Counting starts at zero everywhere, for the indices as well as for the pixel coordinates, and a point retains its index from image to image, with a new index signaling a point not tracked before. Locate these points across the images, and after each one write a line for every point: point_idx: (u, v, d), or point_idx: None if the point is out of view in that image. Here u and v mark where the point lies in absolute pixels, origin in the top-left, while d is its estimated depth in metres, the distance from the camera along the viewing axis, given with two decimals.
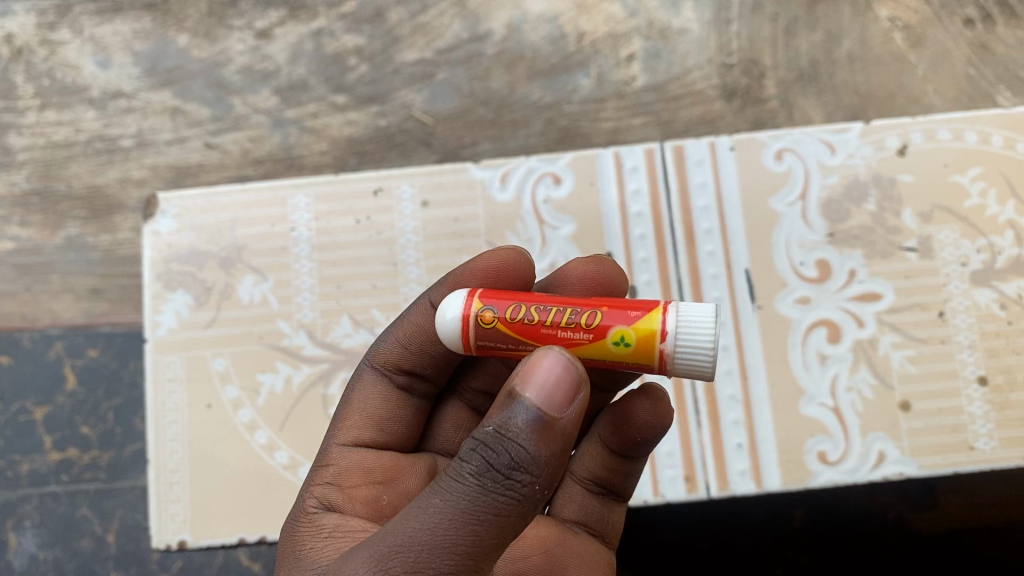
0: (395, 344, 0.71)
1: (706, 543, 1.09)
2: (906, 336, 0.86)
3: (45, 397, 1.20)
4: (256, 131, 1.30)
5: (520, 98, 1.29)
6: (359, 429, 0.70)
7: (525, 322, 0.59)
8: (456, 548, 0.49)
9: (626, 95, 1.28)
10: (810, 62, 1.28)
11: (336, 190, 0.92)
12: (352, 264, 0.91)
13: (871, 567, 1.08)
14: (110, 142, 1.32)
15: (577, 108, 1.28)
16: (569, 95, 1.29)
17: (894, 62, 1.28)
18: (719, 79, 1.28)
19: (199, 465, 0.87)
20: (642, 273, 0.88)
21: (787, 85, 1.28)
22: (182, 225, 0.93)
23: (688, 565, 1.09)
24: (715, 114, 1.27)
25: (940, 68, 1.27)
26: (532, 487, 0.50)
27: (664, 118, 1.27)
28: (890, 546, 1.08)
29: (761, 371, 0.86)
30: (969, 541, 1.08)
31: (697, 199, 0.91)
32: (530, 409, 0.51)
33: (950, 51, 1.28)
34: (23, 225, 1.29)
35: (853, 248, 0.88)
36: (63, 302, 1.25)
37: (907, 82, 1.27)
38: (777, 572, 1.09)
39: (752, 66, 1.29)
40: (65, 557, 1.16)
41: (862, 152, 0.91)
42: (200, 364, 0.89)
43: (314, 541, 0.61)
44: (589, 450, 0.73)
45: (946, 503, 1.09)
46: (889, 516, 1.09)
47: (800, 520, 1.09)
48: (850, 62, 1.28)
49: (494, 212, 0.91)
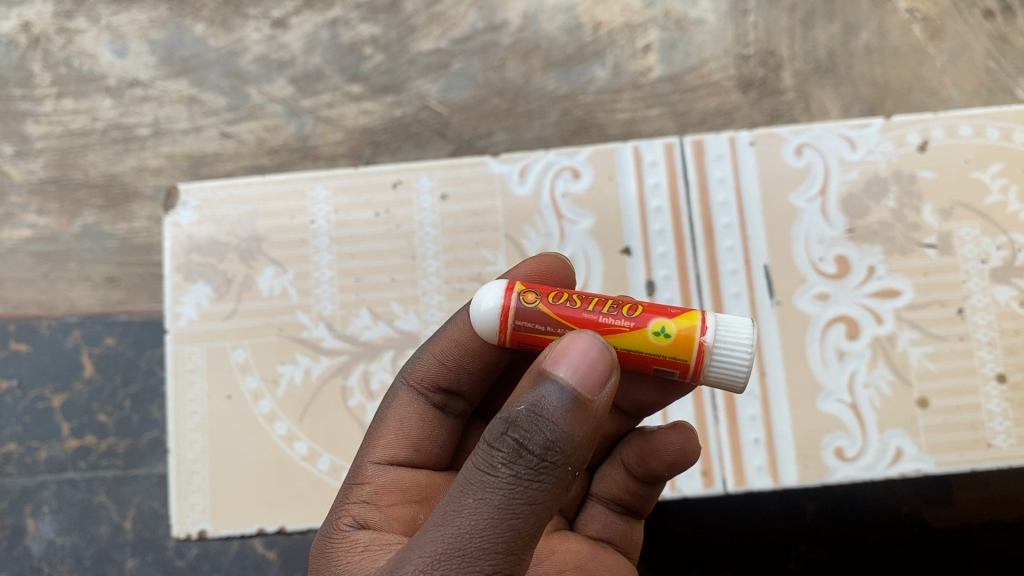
0: (432, 361, 0.71)
1: (719, 534, 1.10)
2: (925, 334, 0.85)
3: (62, 384, 1.21)
4: (271, 120, 1.31)
5: (536, 89, 1.29)
6: (394, 447, 0.70)
7: (568, 306, 0.59)
8: (497, 546, 0.50)
9: (642, 86, 1.28)
10: (828, 54, 1.28)
11: (355, 183, 0.92)
12: (372, 257, 0.91)
13: (883, 561, 1.08)
14: (126, 130, 1.33)
15: (593, 99, 1.28)
16: (585, 86, 1.29)
17: (912, 54, 1.28)
18: (735, 70, 1.28)
19: (219, 457, 0.87)
20: (660, 268, 0.88)
21: (804, 76, 1.27)
22: (202, 216, 0.93)
23: (701, 557, 1.09)
24: (732, 105, 1.27)
25: (959, 60, 1.27)
26: (566, 466, 0.51)
27: (679, 109, 1.27)
28: (904, 540, 1.08)
29: (779, 367, 0.86)
30: (982, 536, 1.08)
31: (717, 194, 0.90)
32: (562, 387, 0.51)
33: (969, 44, 1.27)
34: (41, 213, 1.31)
35: (872, 244, 0.87)
36: (80, 290, 1.27)
37: (925, 75, 1.26)
38: (791, 566, 1.09)
39: (769, 58, 1.28)
40: (82, 543, 1.17)
41: (882, 148, 0.90)
42: (221, 355, 0.89)
43: (349, 555, 0.61)
44: (611, 473, 0.75)
45: (960, 499, 1.09)
46: (902, 511, 1.09)
47: (813, 514, 1.10)
48: (868, 54, 1.28)
49: (513, 206, 0.91)
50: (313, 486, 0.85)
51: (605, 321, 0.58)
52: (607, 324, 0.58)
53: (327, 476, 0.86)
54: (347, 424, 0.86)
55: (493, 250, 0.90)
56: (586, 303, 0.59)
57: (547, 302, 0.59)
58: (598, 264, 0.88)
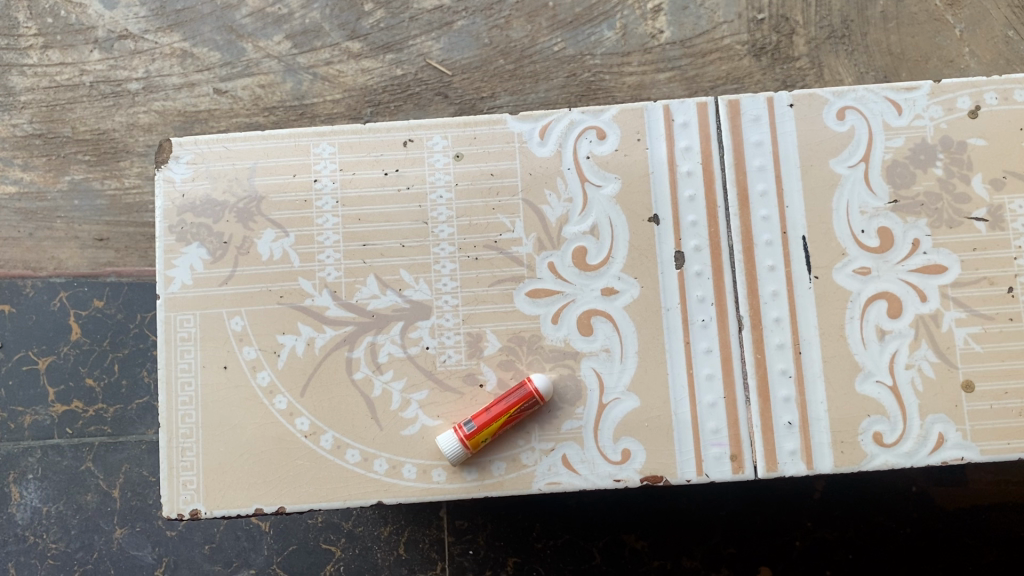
0: None
1: (724, 510, 1.11)
2: (971, 313, 0.80)
3: (48, 347, 1.18)
4: (267, 77, 1.24)
5: (541, 50, 1.23)
6: None
7: (487, 427, 0.77)
8: None
9: (651, 49, 1.23)
10: (844, 20, 1.22)
11: (362, 139, 0.85)
12: (380, 220, 0.84)
13: (892, 540, 1.10)
14: (116, 85, 1.25)
15: (600, 62, 1.22)
16: (592, 47, 1.23)
17: (930, 22, 1.22)
18: (748, 35, 1.22)
19: (214, 431, 0.81)
20: (690, 238, 0.82)
21: (818, 42, 1.22)
22: (197, 173, 0.85)
23: (705, 534, 1.11)
24: (743, 71, 1.21)
25: (978, 28, 1.22)
26: None
27: (689, 74, 1.22)
28: (912, 520, 1.10)
29: (816, 345, 0.80)
30: (994, 517, 1.10)
31: (753, 158, 0.83)
32: None
33: (988, 12, 1.22)
34: (25, 169, 1.24)
35: (917, 216, 0.82)
36: (67, 250, 1.22)
37: (942, 43, 1.21)
38: (797, 545, 1.10)
39: (783, 23, 1.22)
40: (69, 511, 1.14)
41: (931, 112, 0.83)
42: (216, 323, 0.83)
43: None
44: None
45: (974, 480, 1.11)
46: (912, 490, 1.11)
47: (821, 492, 1.12)
48: (885, 21, 1.22)
49: (533, 167, 0.84)
50: (315, 466, 0.80)
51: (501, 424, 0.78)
52: (501, 425, 0.78)
53: (331, 454, 0.80)
54: (353, 400, 0.81)
55: (510, 216, 0.83)
56: (490, 422, 0.77)
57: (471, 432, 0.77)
58: (623, 233, 0.82)
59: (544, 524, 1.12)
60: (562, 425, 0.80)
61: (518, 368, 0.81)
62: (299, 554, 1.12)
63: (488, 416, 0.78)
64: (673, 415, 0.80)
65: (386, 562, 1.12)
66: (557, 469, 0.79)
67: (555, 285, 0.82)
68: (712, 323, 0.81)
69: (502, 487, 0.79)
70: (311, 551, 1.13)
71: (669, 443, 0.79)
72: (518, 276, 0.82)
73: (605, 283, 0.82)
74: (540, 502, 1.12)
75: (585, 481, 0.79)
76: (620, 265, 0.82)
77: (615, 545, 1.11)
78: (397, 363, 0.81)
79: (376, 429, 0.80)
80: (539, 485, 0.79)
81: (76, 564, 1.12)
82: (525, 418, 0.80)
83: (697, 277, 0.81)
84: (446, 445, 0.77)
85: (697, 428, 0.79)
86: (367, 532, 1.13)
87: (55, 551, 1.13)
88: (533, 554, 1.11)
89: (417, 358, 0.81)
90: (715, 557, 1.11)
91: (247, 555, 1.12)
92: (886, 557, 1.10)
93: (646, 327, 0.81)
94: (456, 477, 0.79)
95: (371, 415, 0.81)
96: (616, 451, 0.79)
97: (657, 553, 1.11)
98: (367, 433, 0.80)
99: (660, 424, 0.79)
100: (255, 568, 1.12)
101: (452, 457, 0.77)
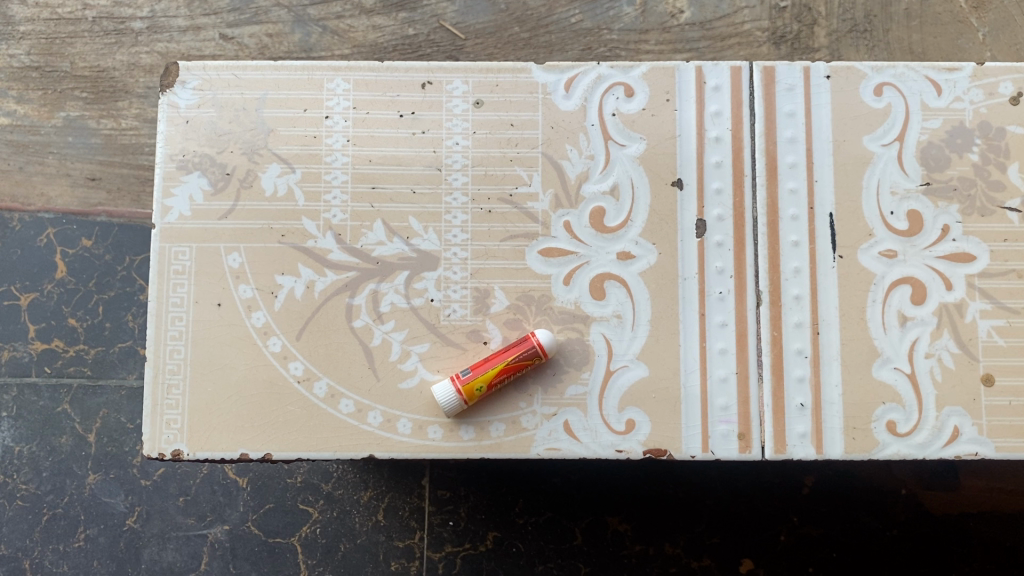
0: None
1: (711, 499, 1.09)
2: (997, 306, 0.77)
3: (31, 284, 1.14)
4: (276, 26, 1.20)
5: (557, 20, 1.20)
6: None
7: (485, 381, 0.74)
8: None
9: (670, 28, 1.19)
10: (867, 14, 1.19)
11: (379, 78, 0.81)
12: (392, 164, 0.80)
13: (877, 541, 1.07)
14: (120, 22, 1.21)
15: (617, 37, 1.19)
16: (610, 21, 1.19)
17: (953, 23, 1.19)
18: (769, 22, 1.19)
19: (202, 370, 0.77)
20: (713, 207, 0.79)
21: (839, 36, 1.19)
22: (203, 100, 0.81)
23: (691, 520, 1.08)
24: (761, 58, 1.18)
25: (1002, 33, 1.18)
26: None
27: (707, 57, 1.18)
28: (899, 522, 1.08)
29: (835, 326, 0.77)
30: (982, 525, 1.08)
31: (784, 129, 0.80)
32: None
33: (1014, 17, 1.19)
34: (19, 100, 1.20)
35: (949, 202, 0.79)
36: (58, 187, 1.18)
37: (964, 46, 1.18)
38: (781, 540, 1.08)
39: (805, 12, 1.19)
40: (42, 453, 1.10)
41: (971, 96, 0.80)
42: (213, 258, 0.79)
43: None
44: None
45: (966, 485, 1.09)
46: (902, 492, 1.08)
47: (810, 487, 1.09)
48: (908, 19, 1.19)
49: (555, 120, 0.81)
50: (307, 414, 0.76)
51: (500, 378, 0.75)
52: (501, 378, 0.75)
53: (323, 403, 0.77)
54: (351, 348, 0.77)
55: (528, 169, 0.80)
56: (489, 376, 0.74)
57: (469, 386, 0.74)
58: (644, 196, 0.79)
59: (527, 499, 1.09)
60: (566, 390, 0.77)
61: (525, 328, 0.78)
62: (276, 512, 1.09)
63: (488, 368, 0.74)
64: (682, 387, 0.77)
65: (364, 527, 1.09)
66: (558, 435, 0.76)
67: (570, 245, 0.79)
68: (729, 296, 0.78)
69: (499, 449, 0.76)
70: (288, 510, 1.09)
71: (675, 416, 0.76)
72: (531, 233, 0.79)
73: (622, 246, 0.78)
74: (525, 477, 1.09)
75: (587, 449, 0.76)
76: (639, 229, 0.79)
77: (598, 526, 1.08)
78: (399, 314, 0.78)
79: (373, 381, 0.77)
80: (538, 450, 0.76)
81: (45, 507, 1.09)
82: (529, 378, 0.77)
83: (718, 248, 0.78)
84: (442, 395, 0.74)
85: (706, 404, 0.76)
86: (347, 495, 1.10)
87: (25, 492, 1.09)
88: (512, 529, 1.08)
89: (420, 310, 0.78)
90: (698, 545, 1.08)
91: (222, 510, 1.09)
92: (870, 557, 1.07)
93: (661, 295, 0.78)
94: (452, 436, 0.76)
95: (369, 365, 0.77)
96: (621, 422, 0.76)
97: (640, 536, 1.08)
98: (363, 384, 0.77)
99: (668, 396, 0.76)
100: (229, 524, 1.09)
101: (446, 405, 0.74)
